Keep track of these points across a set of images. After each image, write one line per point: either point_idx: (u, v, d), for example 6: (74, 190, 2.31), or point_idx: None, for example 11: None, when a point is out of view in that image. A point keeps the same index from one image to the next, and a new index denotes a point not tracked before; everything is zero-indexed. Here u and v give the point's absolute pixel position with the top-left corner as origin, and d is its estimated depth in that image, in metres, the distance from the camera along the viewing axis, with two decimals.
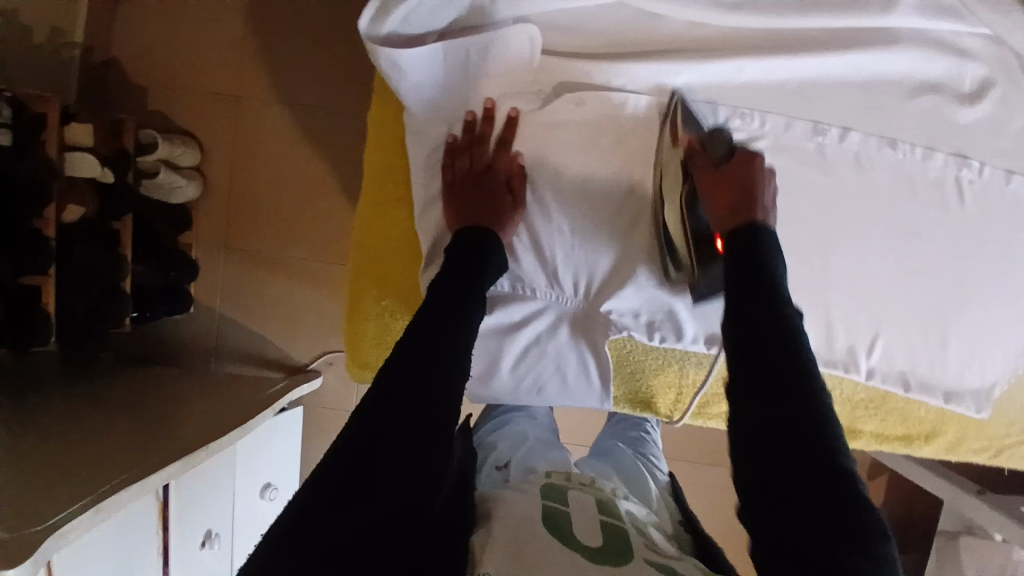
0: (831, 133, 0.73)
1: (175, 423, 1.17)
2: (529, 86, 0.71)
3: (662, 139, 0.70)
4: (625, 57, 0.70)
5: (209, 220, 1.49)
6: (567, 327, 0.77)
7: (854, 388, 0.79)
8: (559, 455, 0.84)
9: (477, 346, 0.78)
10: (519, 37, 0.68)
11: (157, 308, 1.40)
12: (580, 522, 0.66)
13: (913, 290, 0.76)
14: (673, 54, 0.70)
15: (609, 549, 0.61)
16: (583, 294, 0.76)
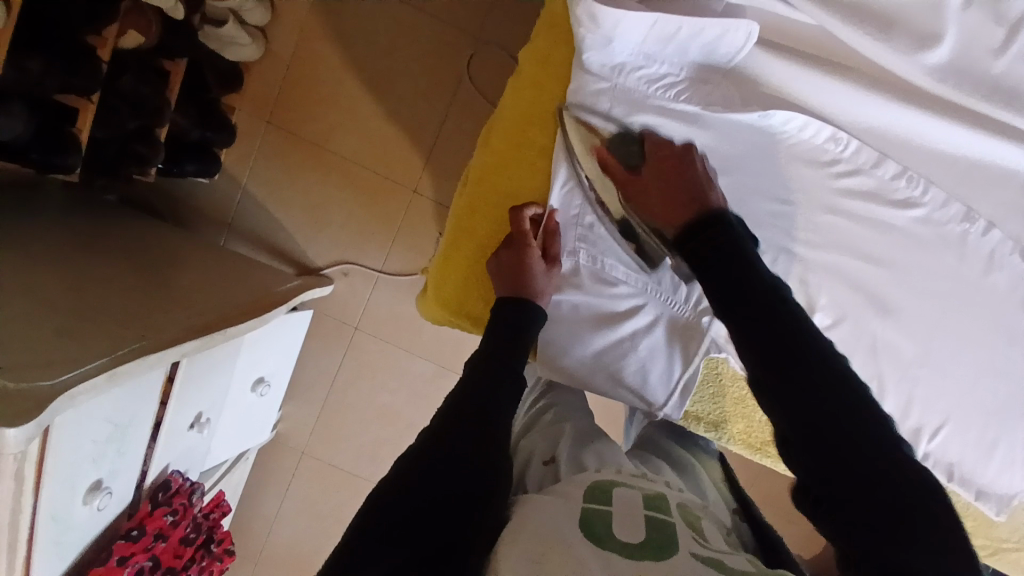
0: (978, 223, 0.73)
1: (190, 293, 1.11)
2: (717, 83, 0.68)
3: (823, 174, 0.70)
4: (832, 78, 0.67)
5: (261, 88, 1.39)
6: (663, 331, 0.76)
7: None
8: (606, 447, 0.81)
9: (565, 325, 0.76)
10: (738, 33, 0.64)
11: (185, 166, 1.30)
12: (627, 511, 0.61)
13: (993, 391, 0.77)
14: (873, 91, 0.67)
15: (650, 539, 0.56)
16: (692, 305, 0.75)
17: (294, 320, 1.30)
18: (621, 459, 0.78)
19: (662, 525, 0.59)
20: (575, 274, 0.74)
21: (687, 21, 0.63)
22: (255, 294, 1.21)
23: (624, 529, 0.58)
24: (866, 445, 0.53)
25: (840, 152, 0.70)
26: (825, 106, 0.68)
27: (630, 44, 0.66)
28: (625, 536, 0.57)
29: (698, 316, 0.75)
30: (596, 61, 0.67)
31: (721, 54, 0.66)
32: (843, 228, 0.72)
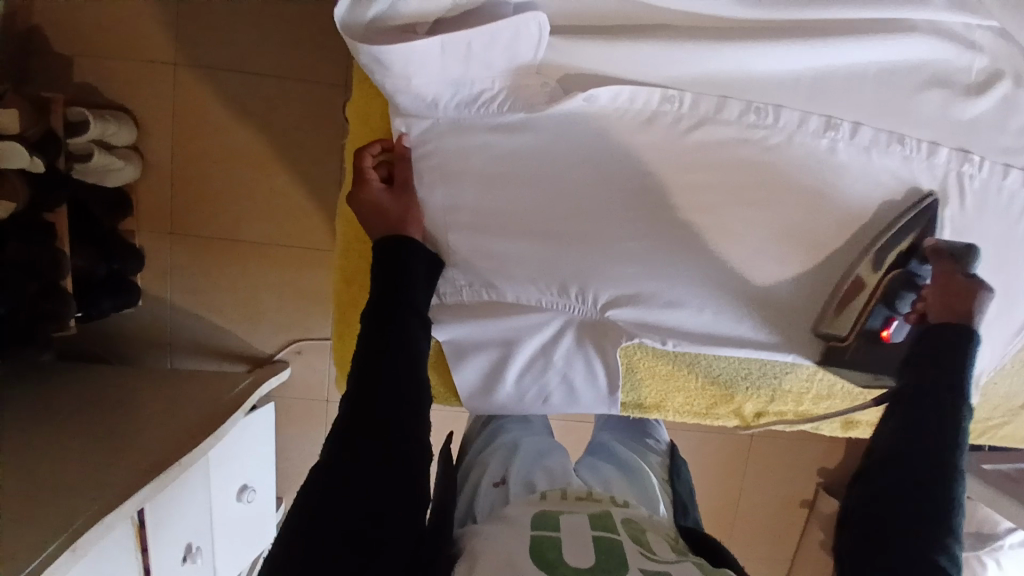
0: (843, 128, 0.71)
1: (141, 430, 1.10)
2: (533, 81, 0.65)
3: (675, 134, 0.68)
4: (644, 37, 0.64)
5: (151, 205, 1.37)
6: (573, 333, 0.74)
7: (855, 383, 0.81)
8: (559, 462, 0.79)
9: (474, 357, 0.75)
10: (528, 26, 0.60)
11: (101, 304, 1.27)
12: (575, 536, 0.60)
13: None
14: (689, 37, 0.64)
15: (602, 563, 0.55)
16: (592, 303, 0.72)
17: (258, 418, 1.29)
18: (573, 473, 0.77)
19: (612, 545, 0.58)
20: (461, 309, 0.74)
21: (473, 35, 0.60)
22: (211, 407, 1.20)
23: (575, 555, 0.56)
24: (913, 495, 0.64)
25: (679, 110, 0.67)
26: (648, 72, 0.66)
27: (429, 74, 0.62)
28: (574, 561, 0.56)
29: (601, 312, 0.73)
30: (411, 105, 0.65)
31: (525, 58, 0.63)
32: (710, 180, 0.70)
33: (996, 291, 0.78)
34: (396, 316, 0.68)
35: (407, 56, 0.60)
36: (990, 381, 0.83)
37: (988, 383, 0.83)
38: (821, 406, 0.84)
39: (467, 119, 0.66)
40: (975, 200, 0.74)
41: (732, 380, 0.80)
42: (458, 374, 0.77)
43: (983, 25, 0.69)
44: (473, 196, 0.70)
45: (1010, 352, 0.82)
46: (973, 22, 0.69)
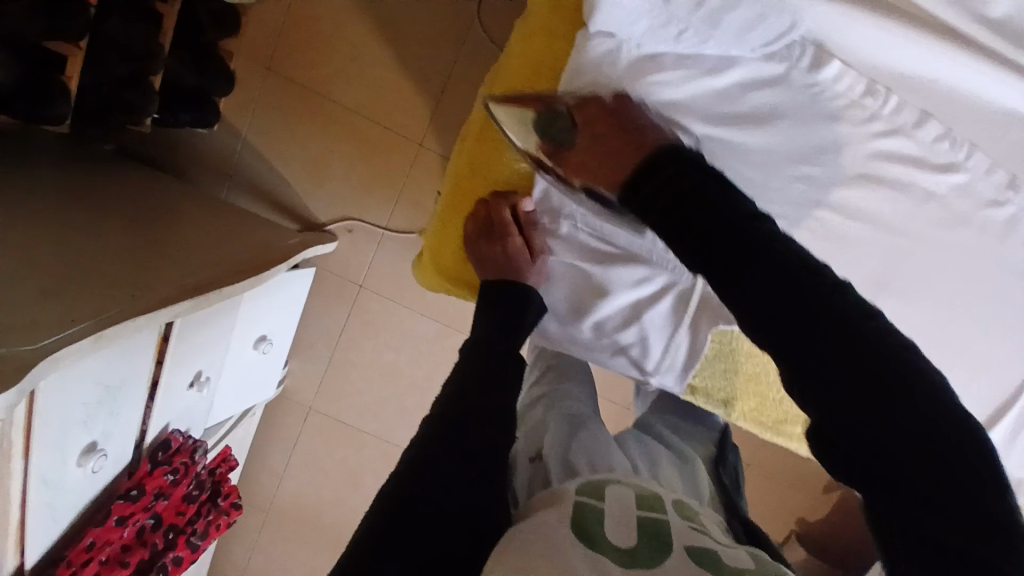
0: (1019, 192, 0.68)
1: (185, 248, 1.07)
2: (777, 24, 0.58)
3: (868, 134, 0.64)
4: (889, 16, 0.59)
5: (260, 32, 1.31)
6: (671, 297, 0.72)
7: None
8: (596, 435, 0.78)
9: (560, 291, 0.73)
10: None
11: (180, 115, 1.25)
12: (619, 517, 0.59)
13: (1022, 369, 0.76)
14: (918, 28, 0.60)
15: (642, 543, 0.55)
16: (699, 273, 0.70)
17: (297, 278, 1.26)
18: (612, 447, 0.77)
19: (657, 528, 0.58)
20: (576, 238, 0.72)
21: None
22: (253, 252, 1.17)
23: (616, 534, 0.56)
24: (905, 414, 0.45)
25: (880, 113, 0.63)
26: (869, 59, 0.62)
27: None
28: (616, 537, 0.56)
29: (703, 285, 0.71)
30: (638, 23, 0.58)
31: (774, 15, 0.57)
32: (875, 197, 0.66)
33: None
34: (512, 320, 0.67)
35: None
36: None
37: None
38: None
39: (684, 25, 0.58)
40: None
41: None
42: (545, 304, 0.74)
43: None
44: None
45: None
46: None
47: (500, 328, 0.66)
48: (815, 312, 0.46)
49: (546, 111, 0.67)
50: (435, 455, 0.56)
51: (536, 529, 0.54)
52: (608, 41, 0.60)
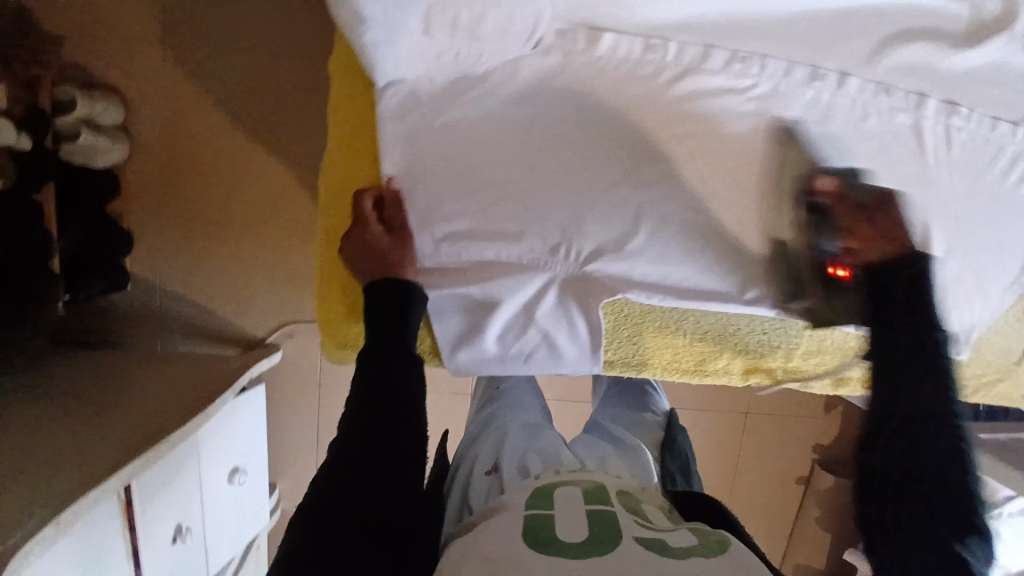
0: (828, 78, 0.70)
1: (129, 407, 1.08)
2: (526, 26, 0.60)
3: (664, 81, 0.67)
4: None
5: (141, 186, 1.35)
6: (556, 289, 0.72)
7: (846, 337, 0.78)
8: (549, 444, 0.84)
9: (448, 320, 0.73)
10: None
11: (91, 287, 1.29)
12: (567, 513, 0.63)
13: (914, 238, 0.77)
14: None
15: (592, 533, 0.58)
16: (573, 259, 0.71)
17: (250, 400, 1.27)
18: (561, 453, 0.83)
19: (606, 517, 0.61)
20: (444, 267, 0.72)
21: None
22: (198, 389, 1.18)
23: (567, 530, 0.59)
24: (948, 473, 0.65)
25: (663, 59, 0.67)
26: (639, 18, 0.64)
27: (413, 39, 0.58)
28: (565, 531, 0.59)
29: (584, 268, 0.71)
30: (418, 69, 0.61)
31: (525, 22, 0.59)
32: (697, 132, 0.69)
33: (978, 241, 0.79)
34: (394, 355, 0.66)
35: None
36: (982, 336, 0.83)
37: (980, 339, 0.83)
38: (814, 364, 0.81)
39: (459, 60, 0.61)
40: (961, 151, 0.77)
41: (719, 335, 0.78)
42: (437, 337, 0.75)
43: None
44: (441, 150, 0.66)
45: (1004, 305, 0.82)
46: None
47: (385, 359, 0.66)
48: (934, 362, 0.68)
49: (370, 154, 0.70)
50: (354, 506, 0.58)
51: (486, 545, 0.57)
52: (397, 86, 0.63)
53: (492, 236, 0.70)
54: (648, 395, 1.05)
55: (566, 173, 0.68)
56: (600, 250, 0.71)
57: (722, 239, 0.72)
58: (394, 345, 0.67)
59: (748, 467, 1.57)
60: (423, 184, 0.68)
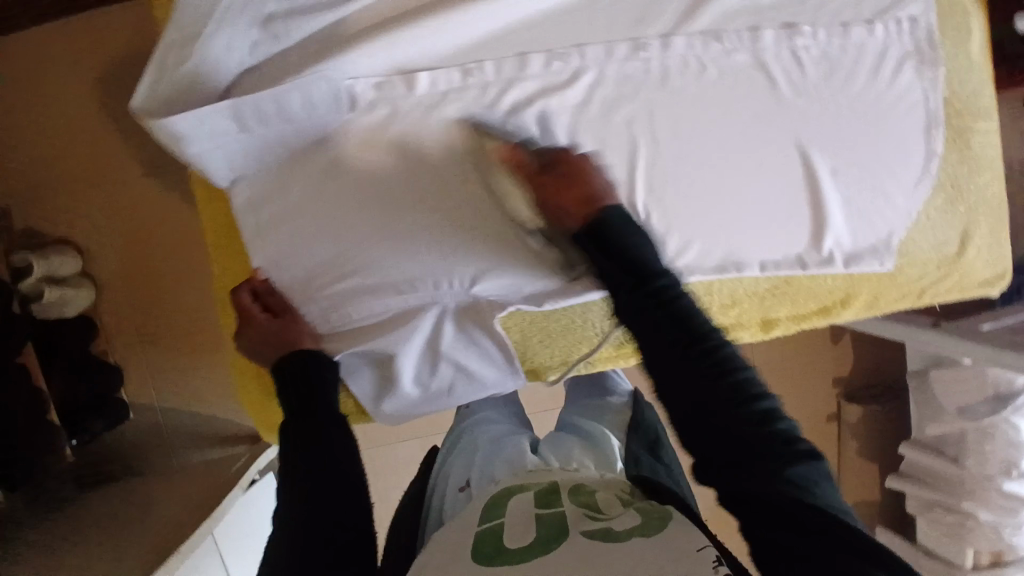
0: (653, 45, 0.71)
1: (145, 532, 1.14)
2: (326, 91, 0.64)
3: (493, 99, 0.69)
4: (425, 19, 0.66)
5: (118, 320, 1.42)
6: (451, 320, 0.73)
7: (755, 283, 0.77)
8: (515, 450, 0.88)
9: (358, 377, 0.75)
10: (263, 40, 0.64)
11: (92, 425, 1.35)
12: (518, 519, 0.66)
13: (799, 171, 0.76)
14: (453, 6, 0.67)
15: (537, 537, 0.62)
16: (460, 284, 0.72)
17: (262, 492, 1.31)
18: (528, 456, 0.87)
19: (552, 515, 0.65)
20: (342, 330, 0.73)
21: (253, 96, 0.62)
22: (207, 495, 1.23)
23: (515, 539, 0.63)
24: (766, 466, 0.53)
25: (484, 80, 0.68)
26: (444, 52, 0.67)
27: (227, 134, 0.63)
28: (513, 541, 0.62)
29: (472, 291, 0.72)
30: (252, 160, 0.66)
31: (322, 88, 0.64)
32: (541, 136, 0.71)
33: (869, 147, 0.77)
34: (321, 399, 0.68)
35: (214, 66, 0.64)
36: (907, 240, 0.81)
37: (904, 243, 0.81)
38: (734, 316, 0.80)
39: (278, 142, 0.66)
40: (817, 67, 0.75)
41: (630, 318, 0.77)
42: (357, 396, 0.77)
43: None
44: (305, 228, 0.69)
45: (918, 203, 0.80)
46: None
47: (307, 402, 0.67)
48: (708, 363, 0.57)
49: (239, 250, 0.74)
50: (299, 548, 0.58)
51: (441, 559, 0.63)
52: (243, 182, 0.68)
53: (370, 291, 0.71)
54: (612, 386, 1.03)
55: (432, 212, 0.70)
56: (483, 279, 0.72)
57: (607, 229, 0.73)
58: (317, 392, 0.68)
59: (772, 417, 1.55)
60: (292, 264, 0.71)
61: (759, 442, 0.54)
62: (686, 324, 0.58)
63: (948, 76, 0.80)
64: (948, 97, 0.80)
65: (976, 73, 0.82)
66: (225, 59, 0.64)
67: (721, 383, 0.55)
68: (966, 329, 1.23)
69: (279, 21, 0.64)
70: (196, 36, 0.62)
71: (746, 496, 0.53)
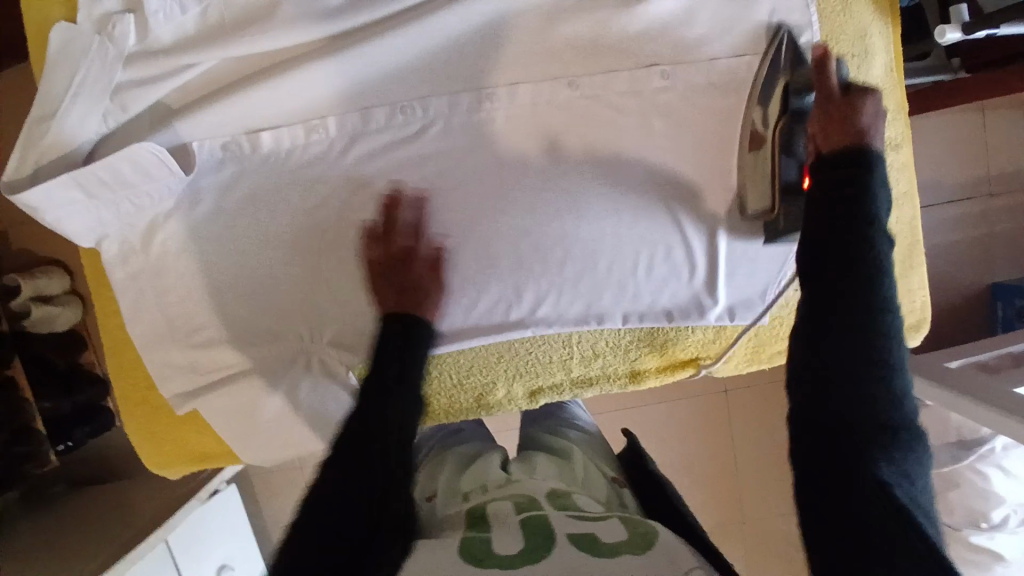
0: (498, 95, 0.70)
1: (111, 533, 1.20)
2: (161, 163, 0.67)
3: (338, 153, 0.71)
4: (258, 78, 0.67)
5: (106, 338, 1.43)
6: (303, 373, 0.76)
7: (617, 333, 0.79)
8: (486, 464, 0.79)
9: (218, 422, 0.79)
10: (111, 108, 0.69)
11: (78, 433, 1.33)
12: (502, 526, 0.58)
13: (665, 218, 0.72)
14: (282, 66, 0.68)
15: (530, 539, 0.55)
16: (313, 333, 0.75)
17: (224, 497, 1.38)
18: (493, 468, 0.77)
19: (539, 524, 0.57)
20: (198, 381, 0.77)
21: (94, 168, 0.65)
22: (170, 500, 1.29)
23: (503, 544, 0.54)
24: (852, 394, 0.51)
25: (329, 137, 0.71)
26: (284, 109, 0.69)
27: (77, 204, 0.68)
28: (502, 547, 0.54)
29: (327, 342, 0.75)
30: (116, 221, 0.71)
31: (156, 161, 0.67)
32: (385, 190, 0.72)
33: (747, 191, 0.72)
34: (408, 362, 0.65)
35: (68, 128, 0.68)
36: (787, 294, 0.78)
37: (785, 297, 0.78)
38: (597, 366, 0.82)
39: (130, 206, 0.70)
40: (678, 108, 0.70)
41: (489, 367, 0.79)
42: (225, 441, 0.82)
43: None
44: (167, 279, 0.74)
45: None
46: None
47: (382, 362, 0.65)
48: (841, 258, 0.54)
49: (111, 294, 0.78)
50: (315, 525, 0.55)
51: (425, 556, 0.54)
52: (109, 239, 0.72)
53: (230, 342, 0.75)
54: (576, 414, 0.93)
55: (284, 261, 0.73)
56: (337, 331, 0.75)
57: (458, 277, 0.73)
58: (386, 357, 0.66)
59: (746, 441, 1.45)
60: (161, 314, 0.75)
61: (873, 455, 0.49)
62: (871, 195, 0.55)
63: None
64: None
65: (876, 100, 0.74)
66: (81, 126, 0.68)
67: (868, 300, 0.52)
68: (933, 362, 1.11)
69: (124, 86, 0.68)
70: (51, 112, 0.67)
71: (822, 521, 0.49)
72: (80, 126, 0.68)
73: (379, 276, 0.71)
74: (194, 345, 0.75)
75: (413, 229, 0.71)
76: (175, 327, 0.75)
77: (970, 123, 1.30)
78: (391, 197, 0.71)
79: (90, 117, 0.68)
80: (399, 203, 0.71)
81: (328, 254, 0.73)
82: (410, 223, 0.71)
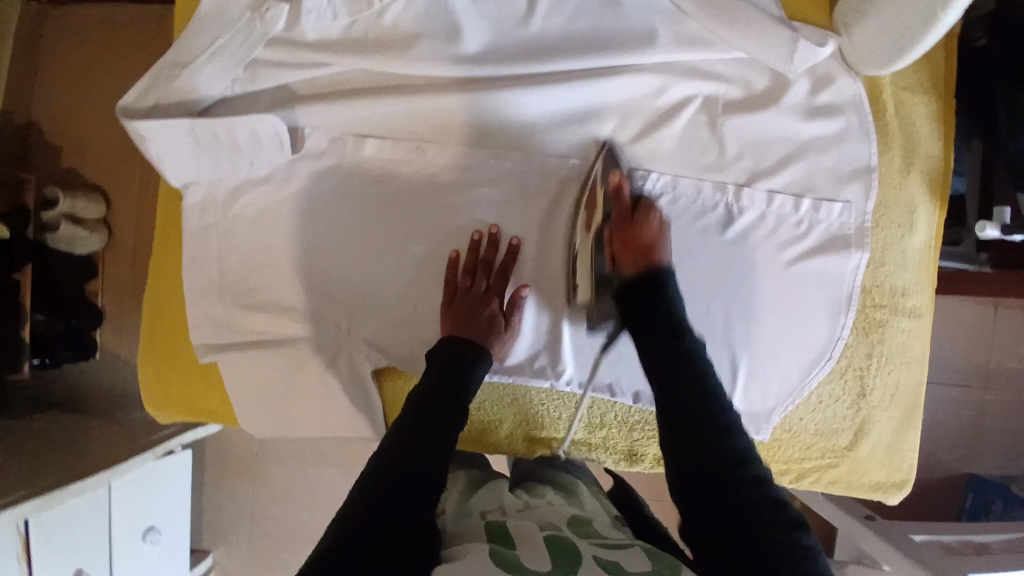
0: (581, 169, 0.77)
1: (59, 460, 1.17)
2: (271, 136, 0.73)
3: (426, 174, 0.77)
4: (379, 93, 0.75)
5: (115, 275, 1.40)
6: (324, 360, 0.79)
7: (626, 411, 0.83)
8: (494, 488, 0.79)
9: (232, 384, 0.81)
10: (241, 75, 0.75)
11: (59, 355, 1.32)
12: (524, 541, 0.58)
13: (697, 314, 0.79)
14: (404, 88, 0.76)
15: (554, 555, 0.55)
16: (348, 326, 0.79)
17: (174, 462, 1.35)
18: (502, 495, 0.77)
19: (561, 544, 0.58)
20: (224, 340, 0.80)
21: (213, 122, 0.71)
22: (128, 445, 1.27)
23: (530, 558, 0.54)
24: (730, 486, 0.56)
25: (423, 159, 0.77)
26: (393, 125, 0.76)
27: (180, 149, 0.73)
28: (528, 561, 0.54)
29: (358, 338, 0.79)
30: (207, 173, 0.76)
31: (267, 132, 0.72)
32: (455, 218, 0.78)
33: (777, 314, 0.79)
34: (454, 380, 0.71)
35: (197, 81, 0.73)
36: (787, 419, 0.83)
37: (784, 421, 0.83)
38: (600, 436, 0.85)
39: (225, 164, 0.75)
40: (732, 225, 0.78)
41: (500, 405, 0.83)
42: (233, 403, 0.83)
43: (729, 57, 0.77)
44: (234, 239, 0.78)
45: (812, 385, 0.82)
46: (714, 55, 0.76)
47: (440, 377, 0.71)
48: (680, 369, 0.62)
49: (175, 235, 0.82)
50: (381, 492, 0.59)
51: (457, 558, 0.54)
52: (196, 186, 0.77)
53: (269, 311, 0.79)
54: None
55: (345, 254, 0.78)
56: (374, 331, 0.79)
57: (496, 316, 0.78)
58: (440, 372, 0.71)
59: None
60: (216, 268, 0.79)
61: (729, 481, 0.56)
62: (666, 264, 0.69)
63: (870, 267, 0.81)
64: (869, 285, 0.81)
65: (909, 270, 0.81)
66: (209, 83, 0.74)
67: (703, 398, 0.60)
68: (899, 531, 1.13)
69: (260, 63, 0.75)
70: (185, 62, 0.72)
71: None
72: (208, 82, 0.74)
73: (448, 300, 0.77)
74: (237, 304, 0.79)
75: (494, 263, 0.78)
76: (224, 283, 0.79)
77: (984, 317, 1.36)
78: (490, 229, 0.76)
79: (218, 78, 0.74)
80: (484, 239, 0.77)
81: (388, 259, 0.78)
82: (490, 258, 0.77)
